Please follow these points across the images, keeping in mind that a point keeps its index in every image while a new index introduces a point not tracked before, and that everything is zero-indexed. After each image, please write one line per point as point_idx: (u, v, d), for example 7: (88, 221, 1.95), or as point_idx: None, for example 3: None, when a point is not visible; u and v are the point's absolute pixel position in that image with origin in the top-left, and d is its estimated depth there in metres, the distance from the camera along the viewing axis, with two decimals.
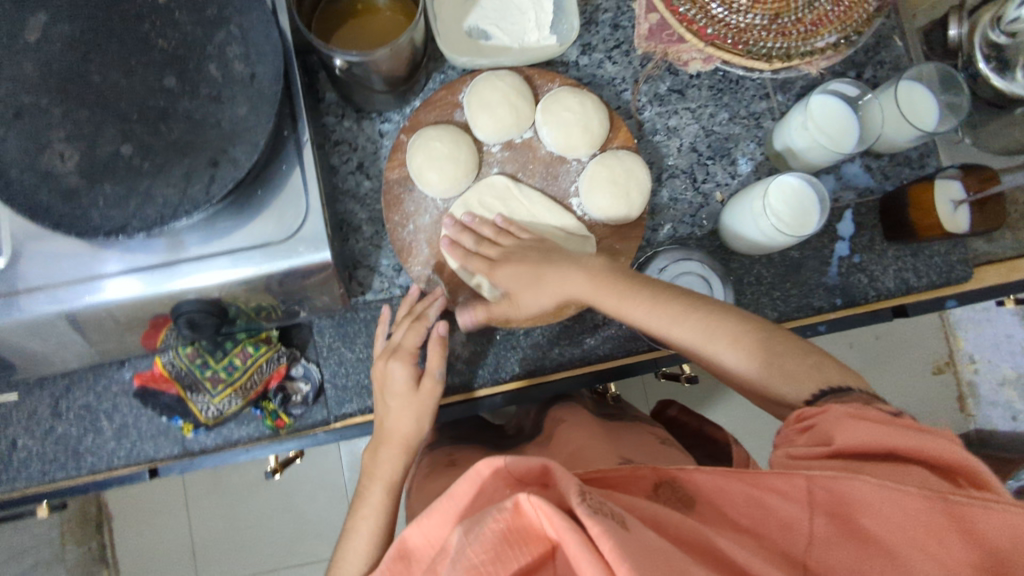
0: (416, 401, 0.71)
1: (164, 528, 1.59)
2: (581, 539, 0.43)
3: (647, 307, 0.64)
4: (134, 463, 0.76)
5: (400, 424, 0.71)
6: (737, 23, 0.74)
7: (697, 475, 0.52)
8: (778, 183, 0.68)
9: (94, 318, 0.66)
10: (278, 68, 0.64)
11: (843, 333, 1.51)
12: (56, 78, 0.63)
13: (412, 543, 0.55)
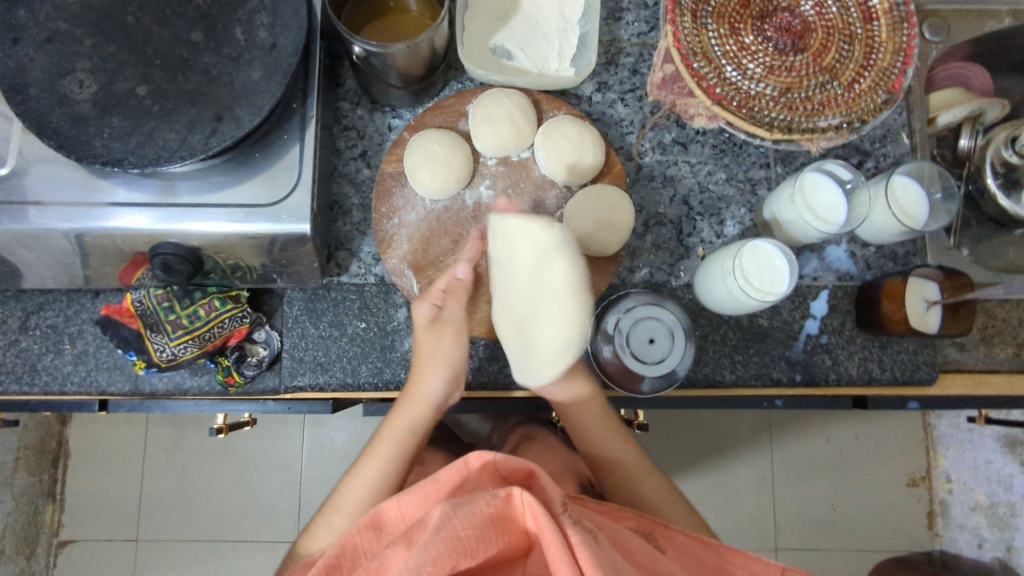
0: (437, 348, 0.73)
1: (118, 475, 1.60)
2: (562, 543, 0.51)
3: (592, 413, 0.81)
4: (85, 391, 0.77)
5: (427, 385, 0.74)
6: (747, 89, 0.78)
7: (675, 536, 0.65)
8: (753, 247, 0.70)
9: (102, 244, 0.69)
10: (298, 41, 0.67)
11: (824, 425, 1.49)
12: (97, 17, 0.68)
13: (386, 516, 0.59)
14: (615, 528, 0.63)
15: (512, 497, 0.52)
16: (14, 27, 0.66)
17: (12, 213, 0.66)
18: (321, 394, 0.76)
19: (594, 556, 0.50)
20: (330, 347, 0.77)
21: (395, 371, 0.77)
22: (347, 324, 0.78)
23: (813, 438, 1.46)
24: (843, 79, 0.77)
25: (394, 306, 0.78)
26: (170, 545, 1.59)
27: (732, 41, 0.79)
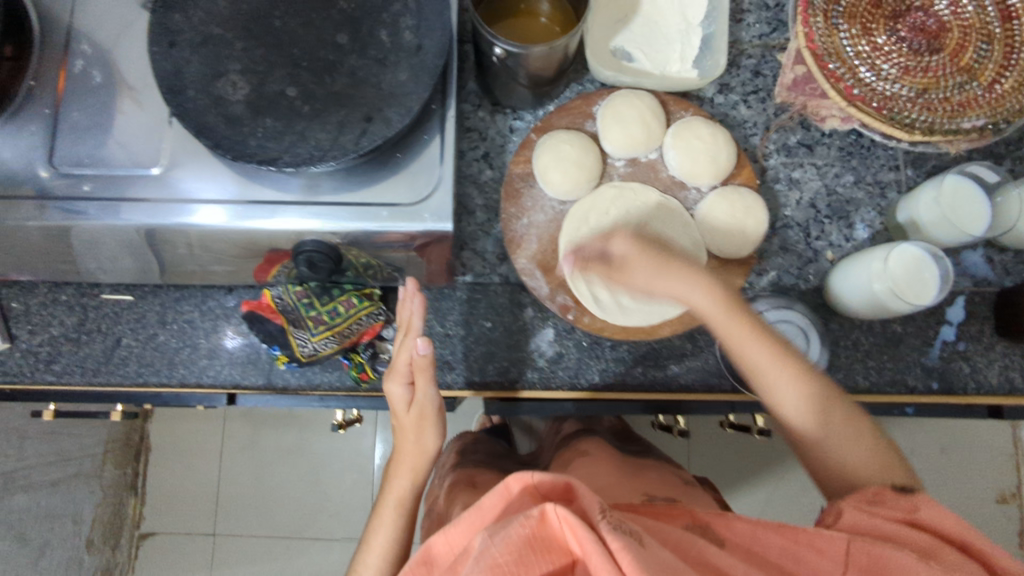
0: (410, 420, 0.77)
1: (192, 469, 1.59)
2: (600, 550, 0.47)
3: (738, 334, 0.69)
4: (220, 385, 0.79)
5: (422, 443, 0.78)
6: (883, 90, 0.76)
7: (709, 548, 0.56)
8: (899, 251, 0.68)
9: (172, 238, 0.71)
10: (443, 44, 0.68)
11: (912, 436, 1.44)
12: (247, 20, 0.69)
13: (435, 551, 0.56)
14: (666, 527, 0.58)
15: (546, 516, 0.48)
16: (170, 30, 0.68)
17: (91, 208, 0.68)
18: (448, 393, 0.77)
19: (638, 560, 0.46)
20: (458, 346, 0.79)
21: (522, 371, 0.78)
22: (473, 324, 0.79)
23: (903, 452, 1.41)
24: (983, 79, 0.75)
25: (519, 305, 0.79)
26: (247, 541, 1.59)
27: (866, 41, 0.77)
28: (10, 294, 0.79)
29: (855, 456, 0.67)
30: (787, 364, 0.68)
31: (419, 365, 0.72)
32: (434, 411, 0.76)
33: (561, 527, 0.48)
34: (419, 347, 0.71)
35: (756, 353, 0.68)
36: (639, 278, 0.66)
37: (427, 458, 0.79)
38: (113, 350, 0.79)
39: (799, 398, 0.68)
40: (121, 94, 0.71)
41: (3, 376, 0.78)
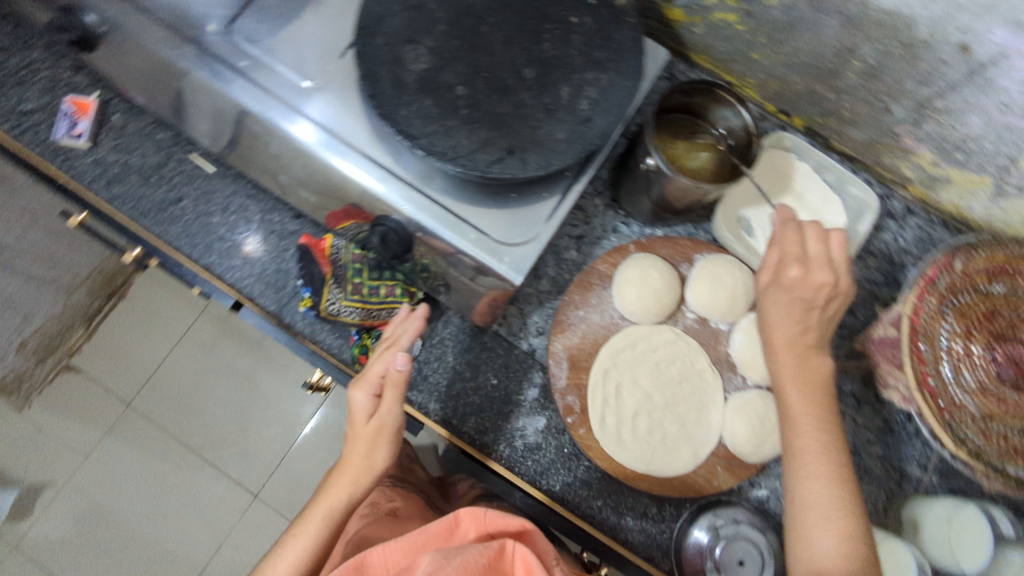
0: (366, 441, 0.74)
1: (147, 338, 1.56)
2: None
3: (813, 427, 0.66)
4: (234, 287, 0.80)
5: (369, 461, 0.74)
6: (953, 395, 0.76)
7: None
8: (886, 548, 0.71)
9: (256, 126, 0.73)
10: (610, 129, 0.70)
11: None
12: (461, 12, 0.73)
13: (370, 564, 0.65)
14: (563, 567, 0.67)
15: (505, 549, 0.63)
16: None
17: (215, 70, 0.71)
18: (421, 418, 0.76)
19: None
20: (456, 384, 0.78)
21: (495, 440, 0.76)
22: (481, 373, 0.78)
23: None
24: None
25: (530, 382, 0.78)
26: (152, 429, 1.54)
27: (961, 342, 0.77)
28: (119, 106, 0.83)
29: (836, 560, 0.60)
30: (838, 497, 0.63)
31: (391, 378, 0.71)
32: (393, 429, 0.74)
33: (516, 560, 0.63)
34: (397, 361, 0.70)
35: (816, 490, 0.63)
36: (800, 379, 0.67)
37: (370, 476, 0.75)
38: (169, 204, 0.81)
39: (824, 540, 0.62)
40: (321, 6, 0.75)
41: (65, 169, 0.80)
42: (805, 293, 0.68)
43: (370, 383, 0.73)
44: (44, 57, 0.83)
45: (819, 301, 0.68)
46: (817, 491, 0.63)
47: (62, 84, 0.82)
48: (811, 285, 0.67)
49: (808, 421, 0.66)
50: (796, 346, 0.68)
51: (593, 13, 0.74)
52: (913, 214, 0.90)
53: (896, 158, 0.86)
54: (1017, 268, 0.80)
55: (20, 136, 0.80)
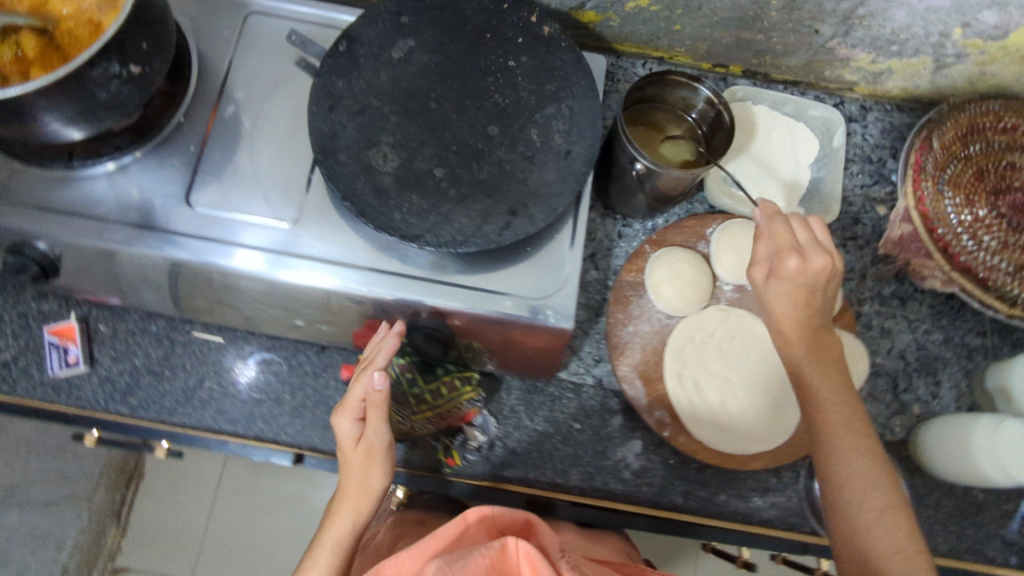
0: (369, 466, 0.68)
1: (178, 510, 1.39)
2: None
3: (832, 388, 0.64)
4: (291, 444, 0.77)
5: (369, 483, 0.69)
6: (984, 261, 0.78)
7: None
8: (999, 426, 0.71)
9: (249, 285, 0.70)
10: (593, 153, 0.70)
11: None
12: (403, 98, 0.71)
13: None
14: None
15: (507, 548, 0.50)
16: (329, 95, 0.70)
17: (159, 239, 0.68)
18: (529, 491, 0.76)
19: None
20: (544, 444, 0.78)
21: (605, 480, 0.77)
22: (562, 423, 0.79)
23: None
24: None
25: (610, 412, 0.80)
26: None
27: (969, 212, 0.79)
28: (101, 316, 0.79)
29: (884, 539, 0.58)
30: (869, 471, 0.61)
31: (373, 401, 0.67)
32: (383, 447, 0.69)
33: (521, 562, 0.49)
34: (375, 381, 0.65)
35: (845, 466, 0.61)
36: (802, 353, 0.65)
37: (374, 503, 0.70)
38: (195, 390, 0.78)
39: (868, 518, 0.59)
40: (264, 144, 0.72)
41: (75, 401, 0.76)
42: (795, 291, 0.64)
43: (352, 408, 0.68)
44: (3, 299, 0.78)
45: (804, 288, 0.64)
46: (851, 463, 0.61)
47: (34, 318, 0.78)
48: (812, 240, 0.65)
49: (828, 397, 0.64)
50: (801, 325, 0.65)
51: (526, 47, 0.73)
52: (869, 111, 0.93)
53: (837, 69, 0.88)
54: (983, 124, 0.84)
55: (14, 389, 0.76)
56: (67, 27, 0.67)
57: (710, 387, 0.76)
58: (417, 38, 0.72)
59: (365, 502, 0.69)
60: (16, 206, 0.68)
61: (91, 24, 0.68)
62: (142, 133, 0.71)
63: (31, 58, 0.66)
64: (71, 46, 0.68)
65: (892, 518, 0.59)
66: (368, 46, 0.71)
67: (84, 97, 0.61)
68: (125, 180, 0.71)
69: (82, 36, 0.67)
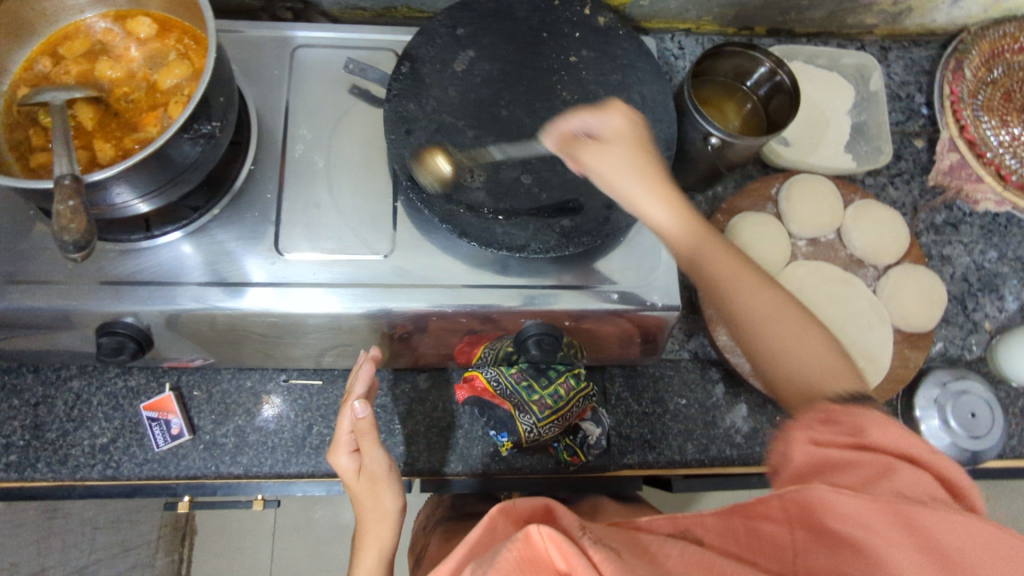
0: (366, 490, 0.70)
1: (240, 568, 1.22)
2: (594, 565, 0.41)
3: (727, 272, 0.59)
4: (415, 473, 0.79)
5: (379, 505, 0.70)
6: None
7: (707, 519, 0.50)
8: None
9: (354, 324, 0.70)
10: (671, 135, 0.71)
11: None
12: (476, 110, 0.71)
13: None
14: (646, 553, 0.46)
15: (531, 536, 0.42)
16: (404, 118, 0.69)
17: (231, 291, 0.67)
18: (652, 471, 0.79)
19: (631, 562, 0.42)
20: (657, 424, 0.80)
21: (720, 448, 0.80)
22: (670, 401, 0.81)
23: None
24: None
25: (711, 381, 0.82)
26: None
27: (1005, 132, 0.85)
28: (192, 381, 0.77)
29: (811, 371, 0.55)
30: (826, 347, 0.56)
31: (361, 430, 0.66)
32: (385, 473, 0.70)
33: (548, 547, 0.42)
34: (357, 411, 0.65)
35: (811, 353, 0.56)
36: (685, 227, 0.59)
37: (393, 525, 0.71)
38: (304, 439, 0.77)
39: (795, 372, 0.55)
40: (342, 178, 0.72)
41: (184, 471, 0.75)
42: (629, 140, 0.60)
43: (345, 442, 0.69)
44: (87, 383, 0.76)
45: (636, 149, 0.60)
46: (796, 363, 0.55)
47: (123, 396, 0.76)
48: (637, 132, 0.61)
49: (751, 281, 0.59)
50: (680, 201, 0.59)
51: (585, 41, 0.74)
52: (890, 50, 0.96)
53: (859, 15, 0.91)
54: (1001, 47, 0.88)
55: (120, 471, 0.74)
56: (122, 92, 0.66)
57: None
58: (476, 48, 0.72)
59: (389, 527, 0.70)
60: (104, 284, 0.66)
61: (146, 84, 0.66)
62: (215, 188, 0.69)
63: (90, 129, 0.64)
64: (130, 111, 0.65)
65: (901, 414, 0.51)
66: (431, 63, 0.71)
67: (166, 162, 0.59)
68: (205, 239, 0.69)
69: (140, 98, 0.66)
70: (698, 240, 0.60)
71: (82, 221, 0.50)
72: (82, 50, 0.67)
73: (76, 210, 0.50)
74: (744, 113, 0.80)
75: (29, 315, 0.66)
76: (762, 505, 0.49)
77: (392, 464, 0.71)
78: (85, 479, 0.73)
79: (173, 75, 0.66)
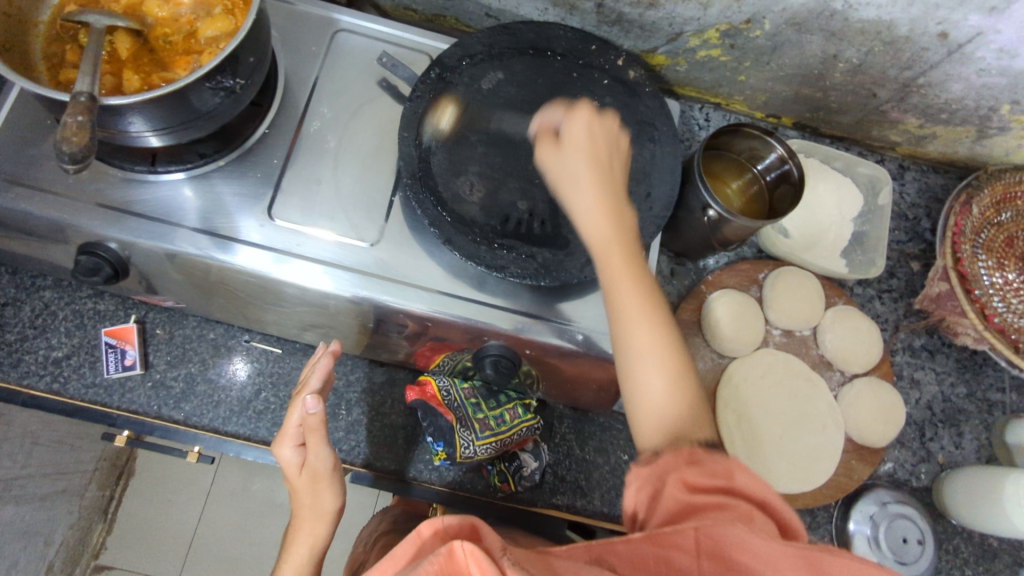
0: (305, 485, 0.69)
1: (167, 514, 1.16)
2: None
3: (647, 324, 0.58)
4: (350, 462, 0.80)
5: (317, 501, 0.70)
6: (1014, 323, 0.84)
7: (618, 545, 0.48)
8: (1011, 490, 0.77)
9: (326, 302, 0.71)
10: (671, 197, 0.73)
11: None
12: (491, 129, 0.73)
13: None
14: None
15: (454, 551, 0.40)
16: (422, 119, 0.71)
17: (218, 244, 0.68)
18: (578, 517, 0.79)
19: None
20: (593, 473, 0.81)
21: None
22: (611, 453, 0.82)
23: None
24: None
25: None
26: None
27: (999, 275, 0.85)
28: (158, 319, 0.79)
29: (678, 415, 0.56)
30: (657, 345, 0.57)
31: (310, 428, 0.65)
32: (328, 471, 0.69)
33: (469, 564, 0.40)
34: (308, 405, 0.65)
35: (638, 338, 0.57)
36: (604, 226, 0.59)
37: (328, 524, 0.70)
38: (250, 401, 0.78)
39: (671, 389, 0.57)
40: (349, 161, 0.74)
41: (126, 403, 0.76)
42: (586, 144, 0.61)
43: (292, 435, 0.69)
44: (59, 296, 0.78)
45: (601, 141, 0.62)
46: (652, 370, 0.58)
47: (89, 317, 0.78)
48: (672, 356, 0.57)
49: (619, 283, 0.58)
50: (604, 176, 0.60)
51: (611, 89, 0.76)
52: (907, 170, 0.98)
53: (884, 129, 0.93)
54: (1015, 193, 0.89)
55: (65, 389, 0.75)
56: (162, 32, 0.69)
57: (758, 429, 0.79)
58: (506, 71, 0.75)
59: (329, 523, 0.70)
60: (98, 206, 0.68)
61: (187, 29, 0.69)
62: (226, 142, 0.71)
63: (123, 58, 0.67)
64: (165, 51, 0.69)
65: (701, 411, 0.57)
66: (461, 75, 0.74)
67: (183, 105, 0.61)
68: (204, 187, 0.71)
69: (178, 41, 0.69)
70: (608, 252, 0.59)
71: (84, 137, 0.52)
72: None
73: (82, 126, 0.52)
74: (749, 193, 0.82)
75: (22, 218, 0.68)
76: (673, 533, 0.48)
77: (337, 464, 0.70)
78: (29, 388, 0.74)
79: (214, 27, 0.69)
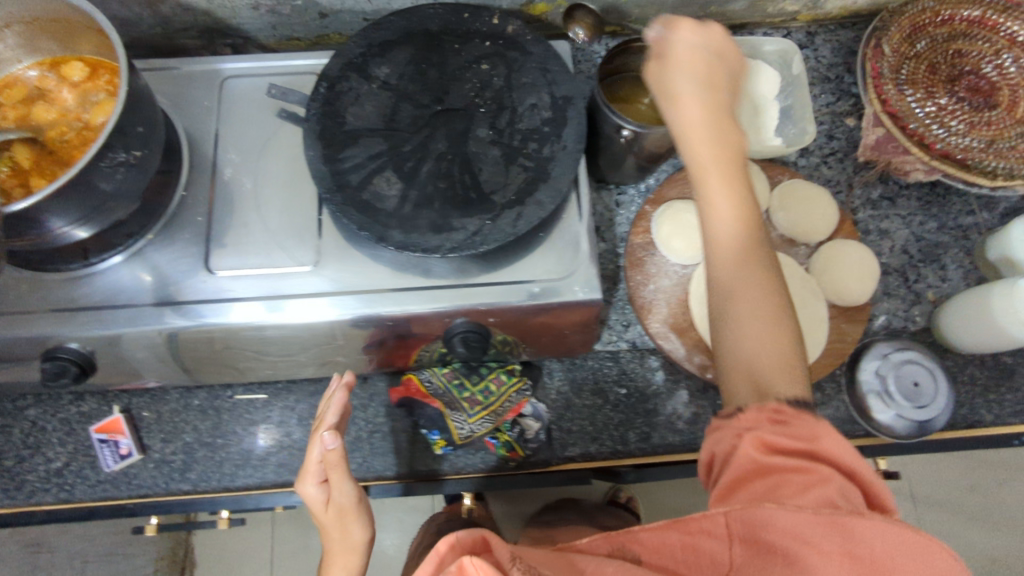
0: (335, 522, 0.68)
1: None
2: None
3: (745, 244, 0.57)
4: (361, 479, 0.80)
5: (344, 537, 0.69)
6: (961, 144, 0.83)
7: (641, 536, 0.54)
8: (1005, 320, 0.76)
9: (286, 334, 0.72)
10: (581, 130, 0.73)
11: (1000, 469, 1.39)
12: (390, 122, 0.74)
13: None
14: None
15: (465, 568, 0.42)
16: (322, 136, 0.72)
17: (177, 310, 0.70)
18: (596, 463, 0.80)
19: None
20: (596, 416, 0.81)
21: (662, 435, 0.81)
22: (609, 392, 0.82)
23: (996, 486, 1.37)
24: None
25: (651, 369, 0.83)
26: None
27: (932, 103, 0.84)
28: (141, 403, 0.80)
29: (768, 367, 0.54)
30: (766, 299, 0.56)
31: (328, 463, 0.65)
32: (354, 505, 0.68)
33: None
34: (325, 442, 0.65)
35: (732, 290, 0.57)
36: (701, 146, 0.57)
37: (359, 555, 0.69)
38: (249, 453, 0.80)
39: (738, 338, 0.56)
40: (269, 198, 0.75)
41: (135, 489, 0.77)
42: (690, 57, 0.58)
43: (314, 471, 0.68)
44: (42, 410, 0.79)
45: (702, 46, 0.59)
46: (737, 319, 0.56)
47: (76, 421, 0.79)
48: (729, 225, 0.57)
49: (723, 223, 0.57)
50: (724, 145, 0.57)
51: (494, 49, 0.77)
52: (816, 35, 0.98)
53: (778, 3, 0.93)
54: (923, 21, 0.88)
55: (72, 494, 0.77)
56: (56, 133, 0.70)
57: None
58: (390, 64, 0.76)
59: (361, 555, 0.69)
60: (49, 311, 0.69)
61: (78, 122, 0.71)
62: (148, 216, 0.72)
63: (27, 168, 0.68)
64: (63, 149, 0.70)
65: (758, 333, 0.55)
66: (347, 81, 0.75)
67: (90, 190, 0.62)
68: (141, 264, 0.72)
69: (72, 137, 0.70)
70: (721, 171, 0.57)
71: None
72: (20, 97, 0.73)
73: None
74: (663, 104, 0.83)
75: None
76: (702, 518, 0.51)
77: (363, 496, 0.69)
78: (39, 504, 0.76)
79: (104, 111, 0.71)
